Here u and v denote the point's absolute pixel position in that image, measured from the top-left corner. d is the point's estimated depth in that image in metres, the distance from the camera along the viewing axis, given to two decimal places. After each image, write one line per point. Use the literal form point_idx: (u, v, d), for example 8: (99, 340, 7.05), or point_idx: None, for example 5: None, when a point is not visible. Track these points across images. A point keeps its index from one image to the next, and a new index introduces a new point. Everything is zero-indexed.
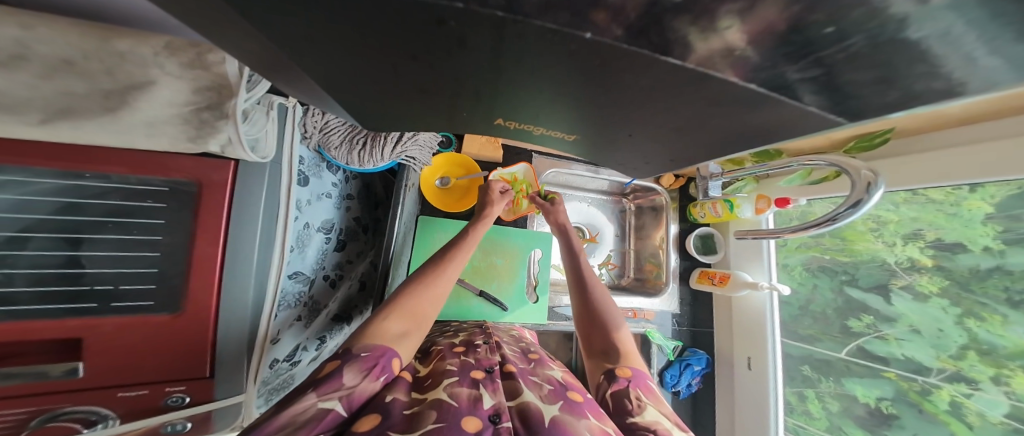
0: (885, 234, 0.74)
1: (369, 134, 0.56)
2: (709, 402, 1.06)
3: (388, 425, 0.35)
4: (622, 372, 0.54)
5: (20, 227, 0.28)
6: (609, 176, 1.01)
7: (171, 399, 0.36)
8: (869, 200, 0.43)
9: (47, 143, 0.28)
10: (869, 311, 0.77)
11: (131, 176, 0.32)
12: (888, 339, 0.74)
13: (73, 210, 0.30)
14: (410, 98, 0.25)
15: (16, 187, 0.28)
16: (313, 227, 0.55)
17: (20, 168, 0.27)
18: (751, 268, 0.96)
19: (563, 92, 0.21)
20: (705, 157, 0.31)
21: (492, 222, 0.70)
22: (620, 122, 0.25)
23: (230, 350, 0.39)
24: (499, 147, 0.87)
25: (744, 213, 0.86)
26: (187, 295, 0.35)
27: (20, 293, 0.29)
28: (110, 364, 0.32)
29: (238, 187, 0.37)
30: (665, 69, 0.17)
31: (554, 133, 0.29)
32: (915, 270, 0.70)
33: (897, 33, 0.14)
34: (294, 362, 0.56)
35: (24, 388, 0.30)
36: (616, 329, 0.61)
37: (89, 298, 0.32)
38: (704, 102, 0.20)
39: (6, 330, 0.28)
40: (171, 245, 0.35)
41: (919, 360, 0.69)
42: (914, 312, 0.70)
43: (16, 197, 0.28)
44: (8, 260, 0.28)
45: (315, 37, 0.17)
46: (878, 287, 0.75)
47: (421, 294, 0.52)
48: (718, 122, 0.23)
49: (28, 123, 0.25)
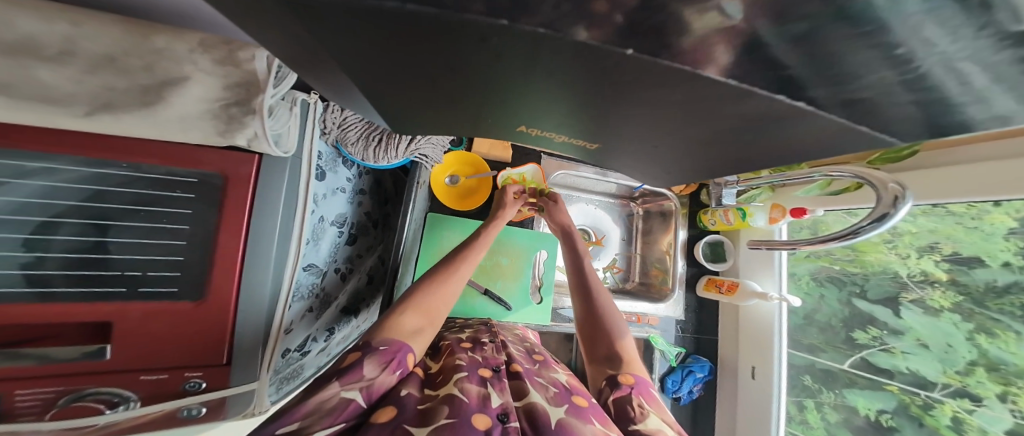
0: (900, 246, 0.74)
1: (385, 131, 0.56)
2: (711, 410, 1.05)
3: (403, 419, 0.36)
4: (624, 379, 0.54)
5: (52, 213, 0.29)
6: (617, 179, 1.01)
7: (189, 384, 0.37)
8: (894, 214, 0.43)
9: (82, 134, 0.29)
10: (876, 324, 0.77)
11: (161, 167, 0.33)
12: (894, 352, 0.73)
13: (99, 198, 0.31)
14: (440, 102, 0.25)
15: (48, 174, 0.29)
16: (327, 221, 0.56)
17: (63, 156, 0.29)
18: (761, 277, 0.95)
19: (589, 103, 0.21)
20: (726, 170, 0.31)
21: (504, 225, 0.70)
22: (648, 133, 0.26)
23: (247, 340, 0.40)
24: (510, 147, 0.86)
25: (757, 222, 0.84)
26: (209, 285, 0.36)
27: (54, 276, 0.30)
28: (136, 348, 0.34)
29: (260, 182, 0.38)
30: (689, 85, 0.17)
31: (576, 141, 0.29)
32: (927, 284, 0.70)
33: (919, 60, 0.14)
34: (303, 352, 0.57)
35: (37, 369, 0.30)
36: (619, 336, 0.62)
37: (119, 283, 0.33)
38: (737, 117, 0.20)
39: (45, 311, 0.29)
40: (196, 235, 0.36)
41: (923, 374, 0.69)
42: (923, 326, 0.70)
43: (49, 184, 0.29)
44: (42, 244, 0.29)
45: (362, 47, 0.18)
46: (888, 300, 0.75)
47: (433, 292, 0.53)
48: (744, 137, 0.23)
49: (75, 116, 0.26)
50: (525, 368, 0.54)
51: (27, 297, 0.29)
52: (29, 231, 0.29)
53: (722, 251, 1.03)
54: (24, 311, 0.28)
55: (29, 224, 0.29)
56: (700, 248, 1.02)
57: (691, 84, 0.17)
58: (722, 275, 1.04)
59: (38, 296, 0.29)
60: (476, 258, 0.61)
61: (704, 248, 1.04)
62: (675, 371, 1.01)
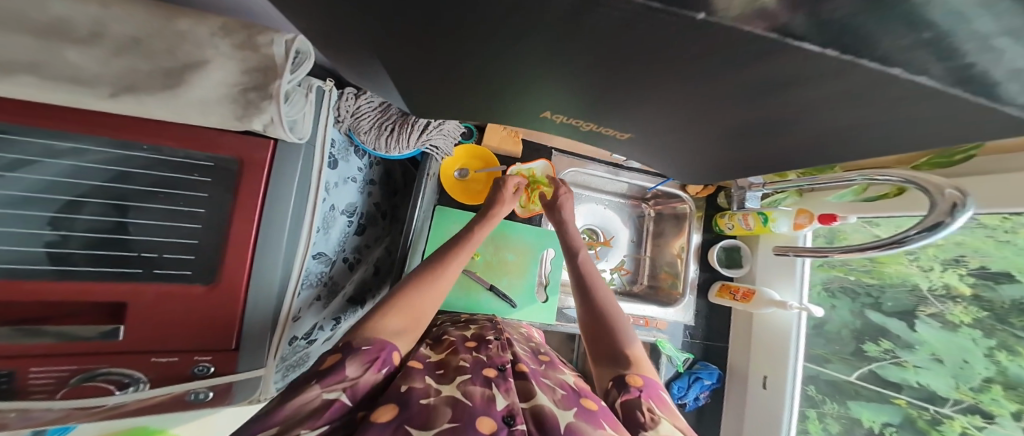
0: (922, 258, 0.71)
1: (398, 120, 0.56)
2: (716, 418, 1.03)
3: (405, 418, 0.35)
4: (633, 380, 0.52)
5: (78, 193, 0.30)
6: (629, 178, 0.99)
7: (197, 368, 0.37)
8: (952, 223, 0.39)
9: (116, 117, 0.29)
10: (887, 336, 0.76)
11: (180, 150, 0.33)
12: (905, 366, 0.73)
13: (122, 180, 0.32)
14: (469, 85, 0.24)
15: (76, 154, 0.29)
16: (338, 210, 0.56)
17: (92, 137, 0.29)
18: (780, 285, 0.91)
19: (616, 93, 0.20)
20: (751, 151, 0.29)
21: (497, 223, 0.69)
22: (681, 124, 0.24)
23: (255, 326, 0.39)
24: (520, 141, 0.85)
25: (780, 228, 0.81)
26: (222, 270, 0.36)
27: (76, 254, 0.30)
28: (148, 330, 0.34)
29: (275, 168, 0.37)
30: (725, 78, 0.16)
31: (607, 130, 0.28)
32: (949, 298, 0.67)
33: (990, 64, 0.13)
34: (310, 340, 0.57)
35: (50, 347, 0.30)
36: (624, 337, 0.60)
37: (136, 264, 0.33)
38: (780, 108, 0.19)
39: (66, 288, 0.29)
40: (211, 219, 0.36)
41: (933, 388, 0.69)
42: (938, 340, 0.68)
43: (75, 164, 0.29)
44: (67, 222, 0.30)
45: (390, 31, 0.17)
46: (904, 313, 0.74)
47: (420, 292, 0.53)
48: (781, 124, 0.22)
49: (101, 97, 0.26)
50: (530, 368, 0.53)
51: (47, 274, 0.29)
52: (55, 209, 0.29)
53: (739, 257, 1.00)
54: (42, 290, 0.28)
55: (55, 203, 0.29)
56: (715, 252, 0.99)
57: (720, 75, 0.16)
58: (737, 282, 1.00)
59: (58, 273, 0.30)
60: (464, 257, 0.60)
61: (719, 253, 1.00)
62: (681, 377, 0.99)
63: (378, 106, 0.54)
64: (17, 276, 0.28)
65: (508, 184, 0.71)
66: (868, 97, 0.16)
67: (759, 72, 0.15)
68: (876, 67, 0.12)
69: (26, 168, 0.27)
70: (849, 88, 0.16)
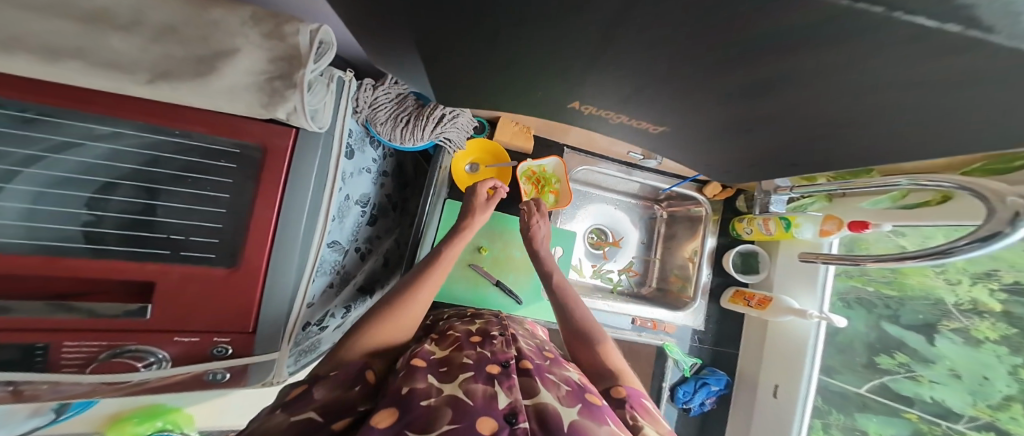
0: (950, 271, 0.68)
1: (414, 111, 0.55)
2: (720, 423, 1.02)
3: (406, 423, 0.34)
4: (616, 391, 0.51)
5: (117, 175, 0.32)
6: (643, 178, 0.97)
7: (217, 348, 0.38)
8: (1011, 234, 0.35)
9: (154, 102, 0.30)
10: (905, 350, 0.74)
11: (209, 136, 0.33)
12: (921, 380, 0.72)
13: (153, 164, 0.33)
14: (500, 75, 0.23)
15: (111, 139, 0.31)
16: (352, 200, 0.56)
17: (129, 121, 0.30)
18: (799, 293, 0.88)
19: (644, 86, 0.20)
20: (786, 159, 0.29)
21: (471, 235, 0.69)
22: (711, 119, 0.24)
23: (271, 311, 0.40)
24: (532, 137, 0.84)
25: (804, 234, 0.78)
26: (243, 254, 0.37)
27: (109, 234, 0.32)
28: (173, 310, 0.35)
29: (298, 157, 0.37)
30: (766, 71, 0.16)
31: (639, 123, 0.27)
32: (976, 314, 0.65)
33: None
34: (321, 327, 0.59)
35: (84, 323, 0.33)
36: (603, 346, 0.61)
37: (164, 245, 0.34)
38: (821, 105, 0.19)
39: (101, 268, 0.31)
40: (235, 204, 0.36)
41: (948, 404, 0.68)
42: (959, 355, 0.67)
43: (112, 147, 0.31)
44: (102, 203, 0.32)
45: (422, 19, 0.18)
46: (924, 326, 0.72)
47: (389, 318, 0.52)
48: (815, 126, 0.22)
49: (138, 82, 0.27)
50: (535, 364, 0.52)
51: (83, 253, 0.31)
52: (92, 190, 0.31)
53: (755, 262, 0.98)
54: (82, 265, 0.31)
55: (93, 185, 0.31)
56: (730, 257, 0.96)
57: (758, 68, 0.16)
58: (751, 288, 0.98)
59: (93, 251, 0.31)
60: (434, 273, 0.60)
61: (735, 258, 0.99)
62: (687, 382, 0.97)
63: (395, 97, 0.54)
64: (58, 251, 0.30)
65: (481, 190, 0.72)
66: (913, 94, 0.16)
67: (806, 66, 0.15)
68: (934, 59, 0.12)
69: (71, 151, 0.30)
70: (897, 86, 0.15)
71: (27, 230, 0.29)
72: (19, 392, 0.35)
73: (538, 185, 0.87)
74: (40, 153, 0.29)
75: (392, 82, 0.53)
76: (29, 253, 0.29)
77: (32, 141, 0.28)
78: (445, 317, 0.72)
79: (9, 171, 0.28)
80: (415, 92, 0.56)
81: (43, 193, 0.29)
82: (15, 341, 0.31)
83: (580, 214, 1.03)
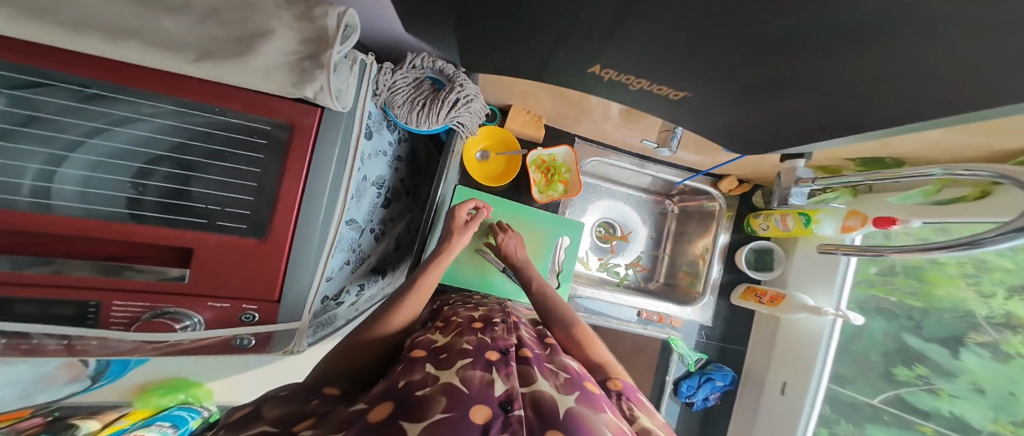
0: (984, 282, 0.66)
1: (430, 95, 0.54)
2: (724, 419, 1.02)
3: (400, 412, 0.31)
4: (612, 384, 0.51)
5: (169, 147, 0.36)
6: (656, 171, 0.94)
7: (246, 314, 0.41)
8: None
9: (198, 81, 0.33)
10: (924, 362, 0.73)
11: (244, 114, 0.35)
12: (940, 394, 0.70)
13: (203, 137, 0.36)
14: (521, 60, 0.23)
15: (159, 115, 0.34)
16: (369, 181, 0.58)
17: (172, 97, 0.33)
18: (818, 291, 0.85)
19: (674, 64, 0.20)
20: (814, 140, 0.28)
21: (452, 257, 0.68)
22: (736, 98, 0.23)
23: (294, 282, 0.42)
24: (543, 127, 0.82)
25: (823, 230, 0.77)
26: (271, 225, 0.39)
27: (150, 202, 0.35)
28: (208, 276, 0.38)
29: (322, 135, 0.39)
30: (801, 36, 0.16)
31: (660, 89, 0.23)
32: (1007, 328, 0.62)
33: None
34: (338, 302, 0.61)
35: (131, 285, 0.36)
36: (591, 344, 0.61)
37: (203, 214, 0.38)
38: (857, 73, 0.18)
39: (148, 233, 0.35)
40: (266, 179, 0.39)
41: (968, 419, 0.67)
42: (984, 369, 0.65)
43: (162, 122, 0.34)
44: (150, 172, 0.35)
45: (459, 6, 0.18)
46: (950, 339, 0.70)
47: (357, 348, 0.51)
48: (853, 101, 0.21)
49: (185, 61, 0.29)
50: (533, 353, 0.51)
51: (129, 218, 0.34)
52: (142, 161, 0.35)
53: (769, 259, 0.96)
54: (130, 230, 0.34)
55: (145, 156, 0.35)
56: (743, 253, 0.95)
57: (792, 34, 0.16)
58: (764, 285, 0.97)
59: (145, 217, 0.35)
60: (404, 309, 0.58)
61: (748, 254, 0.97)
62: (691, 376, 0.98)
63: (413, 82, 0.54)
64: (107, 217, 0.34)
65: (459, 213, 0.72)
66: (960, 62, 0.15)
67: (849, 15, 0.14)
68: None
69: (130, 124, 0.33)
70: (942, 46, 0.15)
71: (84, 194, 0.33)
72: (73, 346, 0.39)
73: (548, 174, 0.87)
74: (102, 126, 0.32)
75: (410, 67, 0.54)
76: (84, 217, 0.33)
77: (92, 115, 0.32)
78: (450, 302, 0.73)
79: (75, 142, 0.32)
80: (433, 77, 0.56)
81: (102, 162, 0.33)
82: (69, 298, 0.34)
83: (589, 208, 1.03)
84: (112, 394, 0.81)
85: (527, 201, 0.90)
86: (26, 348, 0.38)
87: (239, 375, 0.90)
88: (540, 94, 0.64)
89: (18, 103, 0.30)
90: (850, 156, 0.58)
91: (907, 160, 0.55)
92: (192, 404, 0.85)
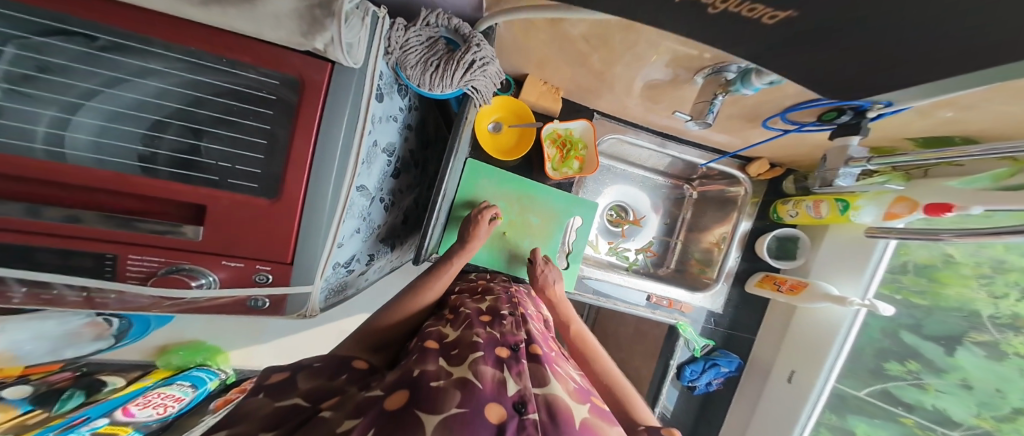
0: (997, 283, 0.69)
1: (445, 56, 0.50)
2: (722, 404, 1.04)
3: (415, 401, 0.30)
4: (666, 431, 0.47)
5: (186, 102, 0.34)
6: (678, 152, 0.89)
7: (259, 275, 0.42)
8: None
9: (204, 28, 0.30)
10: (918, 359, 0.80)
11: (254, 66, 0.33)
12: (928, 389, 0.79)
13: (205, 88, 0.34)
14: None
15: (166, 70, 0.32)
16: (380, 147, 0.56)
17: (177, 45, 0.31)
18: (842, 279, 0.82)
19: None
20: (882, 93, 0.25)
21: (473, 253, 0.71)
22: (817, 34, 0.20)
23: (305, 247, 0.42)
24: (560, 99, 0.78)
25: (862, 217, 0.73)
26: (283, 185, 0.38)
27: (163, 156, 0.35)
28: (219, 235, 0.38)
29: (333, 93, 0.36)
30: None
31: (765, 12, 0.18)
32: (1011, 328, 0.68)
33: None
34: (349, 270, 0.62)
35: (144, 239, 0.36)
36: (626, 392, 0.57)
37: (211, 171, 0.37)
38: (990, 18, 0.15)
39: (162, 187, 0.34)
40: (275, 137, 0.37)
41: (950, 413, 0.77)
42: (977, 369, 0.72)
43: (171, 74, 0.33)
44: (164, 126, 0.34)
45: None
46: (949, 338, 0.76)
47: (379, 328, 0.54)
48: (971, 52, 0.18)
49: (192, 4, 0.27)
50: (546, 352, 0.49)
51: (138, 171, 0.34)
52: (160, 114, 0.34)
53: (792, 247, 0.94)
54: (143, 182, 0.33)
55: (166, 109, 0.34)
56: (766, 241, 0.92)
57: None
58: (782, 273, 0.95)
59: (158, 172, 0.34)
60: (433, 288, 0.64)
61: (770, 242, 0.94)
62: (696, 361, 0.98)
63: (426, 41, 0.50)
64: (117, 168, 0.33)
65: (482, 217, 0.72)
66: None
67: None
68: None
69: (150, 76, 0.32)
70: None
71: (97, 145, 0.32)
72: (93, 298, 0.39)
73: (563, 150, 0.83)
74: (121, 77, 0.31)
75: (424, 24, 0.50)
76: (98, 168, 0.32)
77: (111, 64, 0.30)
78: (457, 291, 0.73)
79: (93, 91, 0.31)
80: (447, 37, 0.52)
81: (119, 113, 0.32)
82: (87, 249, 0.34)
83: (603, 190, 1.01)
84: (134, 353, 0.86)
85: (540, 178, 0.88)
86: (46, 298, 0.39)
87: (254, 343, 0.96)
88: (557, 61, 0.59)
89: (30, 49, 0.28)
90: (913, 134, 0.53)
91: (979, 139, 0.50)
92: (209, 366, 0.89)
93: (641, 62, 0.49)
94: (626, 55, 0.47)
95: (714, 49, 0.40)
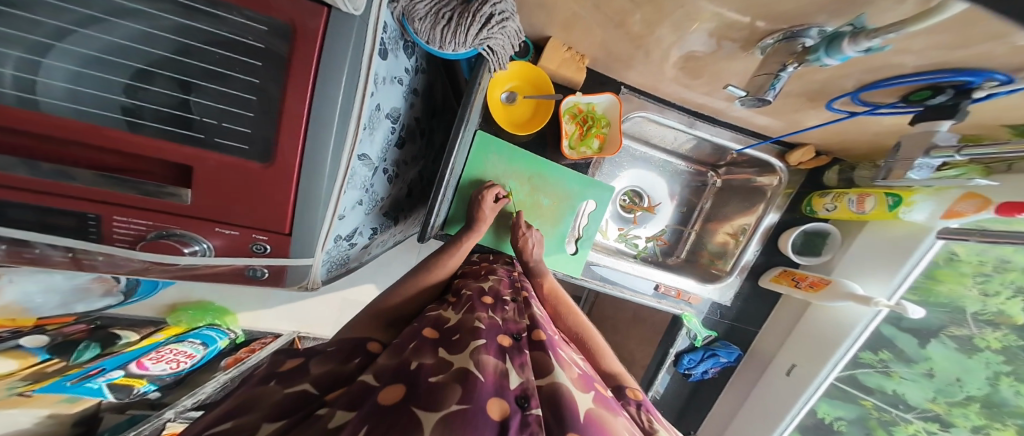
0: (992, 282, 0.69)
1: (459, 7, 0.45)
2: (711, 391, 1.06)
3: (410, 398, 0.29)
4: (632, 393, 0.48)
5: (173, 50, 0.30)
6: (705, 133, 0.83)
7: (256, 245, 0.40)
8: None
9: None
10: (890, 350, 0.83)
11: (240, 8, 0.28)
12: (892, 375, 0.84)
13: (185, 33, 0.29)
14: None
15: (142, 15, 0.27)
16: (383, 112, 0.51)
17: None
18: (869, 282, 0.80)
19: None
20: None
21: (486, 229, 0.69)
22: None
23: (303, 219, 0.40)
24: (584, 69, 0.71)
25: (913, 214, 0.68)
26: (277, 148, 0.34)
27: (147, 109, 0.31)
28: (212, 200, 0.35)
29: (331, 45, 0.31)
30: None
31: None
32: (989, 325, 0.71)
33: None
34: (352, 243, 0.60)
35: (129, 200, 0.33)
36: (602, 350, 0.58)
37: (199, 129, 0.33)
38: None
39: (147, 144, 0.31)
40: (268, 93, 0.33)
41: (907, 397, 0.83)
42: (944, 358, 0.77)
43: (147, 17, 0.27)
44: (149, 75, 0.30)
45: None
46: (928, 331, 0.78)
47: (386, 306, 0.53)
48: None
49: None
50: (549, 336, 0.48)
51: (120, 124, 0.30)
52: (143, 62, 0.29)
53: (820, 243, 0.92)
54: (125, 138, 0.30)
55: (148, 56, 0.29)
56: (792, 236, 0.88)
57: None
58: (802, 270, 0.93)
59: (142, 127, 0.31)
60: (441, 267, 0.64)
61: (796, 237, 0.90)
62: (695, 350, 0.99)
63: None
64: (98, 121, 0.29)
65: (487, 195, 0.69)
66: None
67: None
68: None
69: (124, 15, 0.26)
70: None
71: (70, 93, 0.28)
72: (80, 260, 0.38)
73: (584, 126, 0.78)
74: (97, 16, 0.25)
75: None
76: (73, 119, 0.28)
77: None
78: (460, 274, 0.70)
79: (63, 30, 0.25)
80: None
81: (100, 60, 0.28)
82: (67, 207, 0.32)
83: (618, 174, 0.97)
84: (141, 311, 0.87)
85: (554, 157, 0.83)
86: (29, 257, 0.37)
87: (258, 308, 0.96)
88: (588, 21, 0.53)
89: None
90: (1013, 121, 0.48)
91: None
92: (219, 326, 0.90)
93: (681, 29, 0.44)
94: (669, 16, 0.42)
95: (769, 15, 0.35)
